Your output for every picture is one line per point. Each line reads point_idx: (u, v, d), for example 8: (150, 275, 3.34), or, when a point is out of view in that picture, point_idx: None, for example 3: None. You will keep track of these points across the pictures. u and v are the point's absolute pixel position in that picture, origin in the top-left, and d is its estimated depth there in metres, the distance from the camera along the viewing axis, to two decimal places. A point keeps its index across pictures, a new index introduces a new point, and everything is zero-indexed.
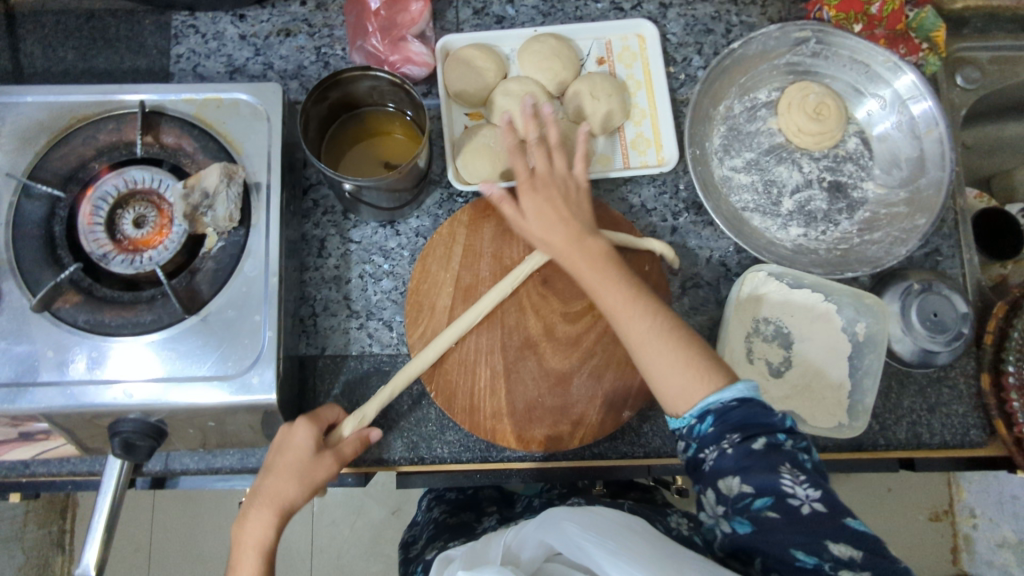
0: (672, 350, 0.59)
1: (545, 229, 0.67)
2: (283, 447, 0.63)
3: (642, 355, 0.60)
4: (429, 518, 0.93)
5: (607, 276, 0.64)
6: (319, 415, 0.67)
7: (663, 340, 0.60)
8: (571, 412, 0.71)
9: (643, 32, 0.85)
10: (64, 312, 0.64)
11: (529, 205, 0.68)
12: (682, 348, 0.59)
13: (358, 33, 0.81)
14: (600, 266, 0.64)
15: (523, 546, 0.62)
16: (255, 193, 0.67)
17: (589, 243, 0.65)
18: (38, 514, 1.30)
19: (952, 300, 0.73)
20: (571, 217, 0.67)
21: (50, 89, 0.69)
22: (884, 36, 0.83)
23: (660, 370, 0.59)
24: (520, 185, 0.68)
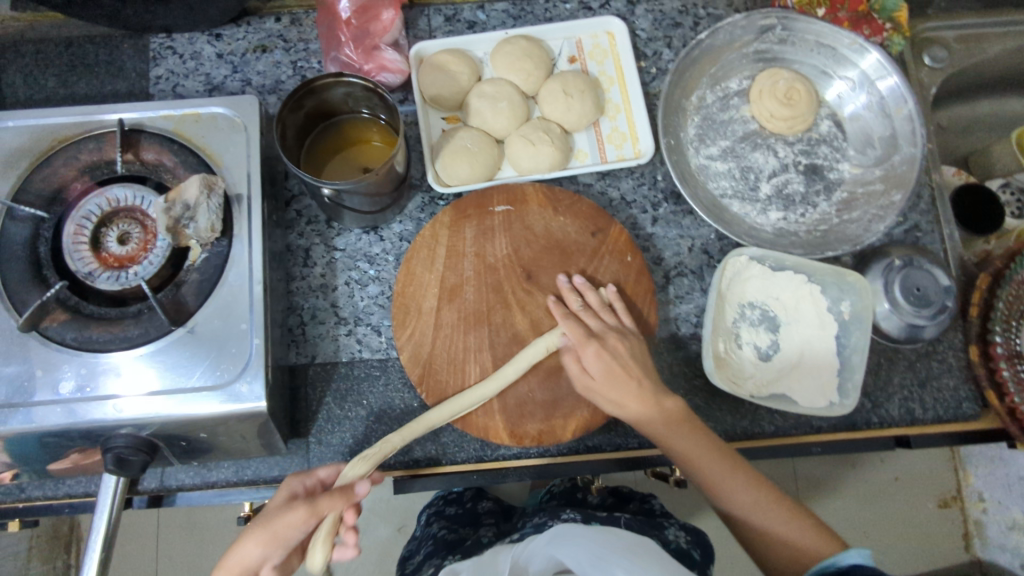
0: (784, 510, 0.68)
1: (613, 390, 0.68)
2: (270, 529, 0.59)
3: (743, 516, 0.69)
4: (428, 533, 0.96)
5: (719, 467, 0.68)
6: (318, 505, 0.60)
7: (786, 513, 0.68)
8: (603, 343, 0.70)
9: (613, 30, 0.87)
10: (52, 331, 0.65)
11: (593, 367, 0.69)
12: (772, 506, 0.68)
13: (331, 44, 0.82)
14: (716, 457, 0.69)
15: (533, 559, 0.67)
16: (237, 204, 0.68)
17: (660, 403, 0.69)
18: (41, 549, 1.29)
19: (934, 275, 0.74)
20: (639, 369, 0.69)
21: (31, 113, 0.70)
22: (847, 19, 0.85)
23: (758, 521, 0.68)
24: (579, 342, 0.69)
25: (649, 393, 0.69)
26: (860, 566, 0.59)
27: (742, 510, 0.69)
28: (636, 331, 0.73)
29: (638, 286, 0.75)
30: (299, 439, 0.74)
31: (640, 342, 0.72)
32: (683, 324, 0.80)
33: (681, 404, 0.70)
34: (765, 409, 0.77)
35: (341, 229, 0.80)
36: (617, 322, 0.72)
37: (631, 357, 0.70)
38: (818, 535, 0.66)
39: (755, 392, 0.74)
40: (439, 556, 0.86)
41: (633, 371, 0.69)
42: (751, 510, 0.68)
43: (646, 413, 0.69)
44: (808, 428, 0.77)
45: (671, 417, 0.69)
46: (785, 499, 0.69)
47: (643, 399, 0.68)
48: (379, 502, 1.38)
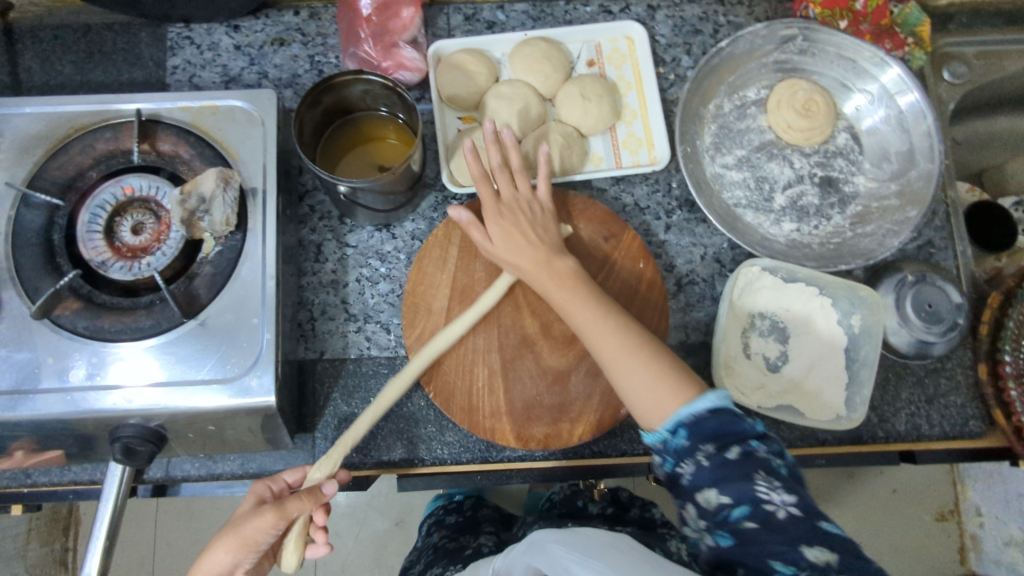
0: (644, 364, 0.61)
1: (516, 254, 0.69)
2: (241, 534, 0.57)
3: (610, 370, 0.63)
4: (428, 543, 0.97)
5: (579, 296, 0.66)
6: (286, 507, 0.59)
7: (656, 369, 0.61)
8: (504, 213, 0.71)
9: (632, 34, 0.86)
10: (63, 319, 0.65)
11: (493, 227, 0.70)
12: (634, 356, 0.62)
13: (350, 39, 0.82)
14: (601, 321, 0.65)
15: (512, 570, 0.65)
16: (252, 198, 0.68)
17: (551, 261, 0.69)
18: (40, 531, 1.29)
19: (946, 292, 0.74)
20: (534, 234, 0.70)
21: (48, 100, 0.70)
22: (869, 32, 0.84)
23: (627, 378, 0.61)
24: (486, 209, 0.71)
25: (583, 293, 0.66)
26: (716, 410, 0.55)
27: (623, 386, 0.61)
28: (545, 204, 0.73)
29: (649, 292, 0.75)
30: (306, 434, 0.74)
31: (551, 216, 0.73)
32: (692, 332, 0.80)
33: (575, 266, 0.69)
34: (772, 420, 0.77)
35: (354, 227, 0.80)
36: (529, 191, 0.73)
37: (532, 227, 0.70)
38: (673, 386, 0.59)
39: (762, 403, 0.74)
40: (439, 566, 0.86)
41: (531, 235, 0.70)
42: (634, 394, 0.61)
43: (534, 269, 0.69)
44: (814, 440, 0.77)
45: (560, 277, 0.68)
46: (663, 364, 0.61)
47: (537, 260, 0.69)
48: (378, 496, 1.38)
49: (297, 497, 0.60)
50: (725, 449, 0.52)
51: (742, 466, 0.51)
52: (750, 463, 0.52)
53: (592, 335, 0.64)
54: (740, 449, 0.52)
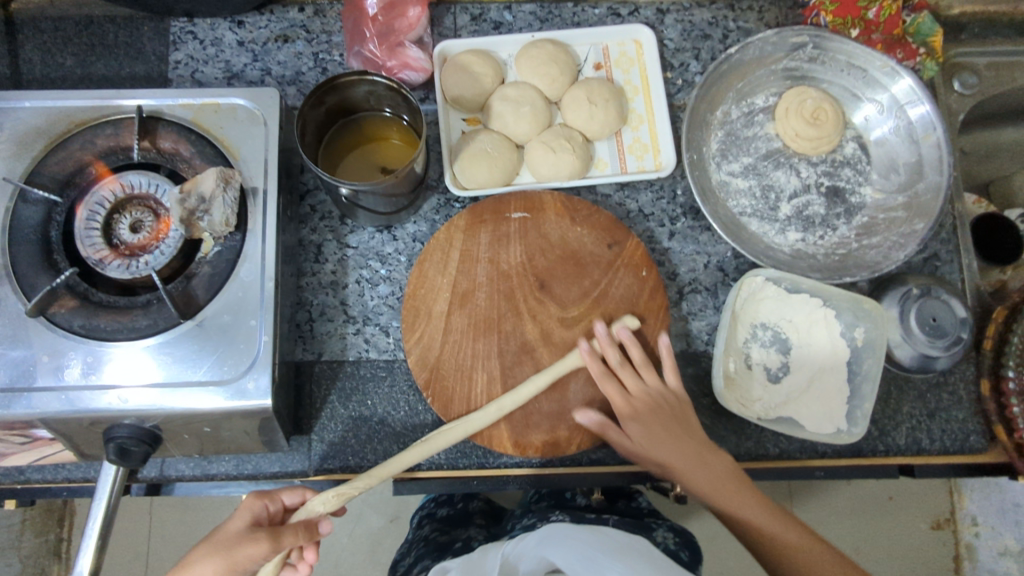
0: (778, 523, 0.67)
1: (655, 449, 0.69)
2: (230, 556, 0.57)
3: (777, 557, 0.66)
4: (420, 536, 0.98)
5: (742, 493, 0.68)
6: (280, 540, 0.59)
7: (806, 540, 0.67)
8: (641, 409, 0.70)
9: (641, 38, 0.85)
10: (59, 317, 0.64)
11: (637, 426, 0.69)
12: (779, 524, 0.67)
13: (355, 39, 0.81)
14: (731, 482, 0.68)
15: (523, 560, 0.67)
16: (251, 198, 0.67)
17: (705, 458, 0.69)
18: (35, 522, 1.28)
19: (951, 306, 0.73)
20: (682, 432, 0.70)
21: (48, 94, 0.69)
22: (881, 41, 0.83)
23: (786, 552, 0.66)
24: (621, 410, 0.69)
25: (700, 443, 0.70)
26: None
27: (763, 540, 0.67)
28: (679, 393, 0.72)
29: (651, 300, 0.74)
30: (302, 436, 0.74)
31: (686, 405, 0.72)
32: (694, 341, 0.79)
33: (729, 462, 0.69)
34: (772, 432, 0.76)
35: (354, 227, 0.80)
36: (660, 383, 0.71)
37: (674, 420, 0.70)
38: (844, 563, 0.65)
39: (762, 415, 0.73)
40: (428, 560, 0.87)
41: (676, 430, 0.70)
42: (764, 545, 0.67)
43: (693, 471, 0.68)
44: (813, 452, 0.77)
45: (717, 478, 0.68)
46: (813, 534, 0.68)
47: (690, 457, 0.69)
48: (373, 493, 1.37)
49: (293, 529, 0.60)
50: None
51: None
52: None
53: (695, 472, 0.68)
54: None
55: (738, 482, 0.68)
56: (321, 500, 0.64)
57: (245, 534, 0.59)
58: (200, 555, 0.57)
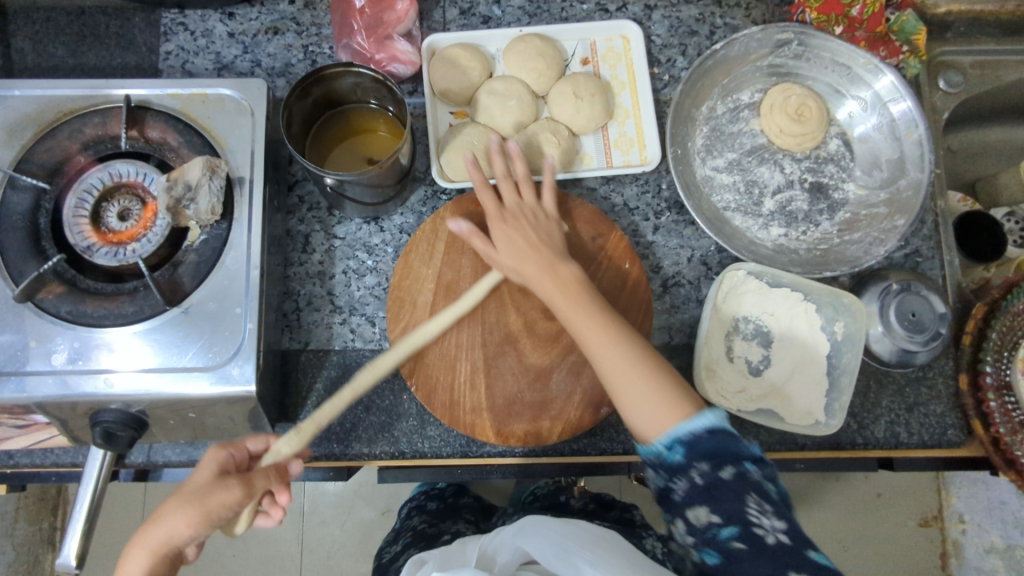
0: (654, 381, 0.61)
1: (518, 261, 0.68)
2: (204, 506, 0.55)
3: (613, 383, 0.62)
4: (408, 525, 0.99)
5: (585, 307, 0.65)
6: (254, 483, 0.58)
7: (655, 391, 0.60)
8: (508, 221, 0.70)
9: (628, 34, 0.86)
10: (47, 303, 0.65)
11: (500, 235, 0.70)
12: (646, 378, 0.61)
13: (343, 31, 0.82)
14: (574, 288, 0.66)
15: (500, 550, 0.63)
16: (238, 187, 0.68)
17: (555, 267, 0.67)
18: (29, 510, 1.29)
19: (930, 301, 0.74)
20: (544, 242, 0.69)
21: (38, 83, 0.70)
22: (864, 39, 0.83)
23: (620, 373, 0.61)
24: (489, 220, 0.71)
25: (569, 279, 0.67)
26: (714, 430, 0.56)
27: (618, 378, 0.62)
28: (550, 212, 0.72)
29: (634, 293, 0.75)
30: (287, 424, 0.75)
31: (558, 224, 0.72)
32: (676, 333, 0.80)
33: (580, 273, 0.67)
34: (753, 424, 0.77)
35: (342, 218, 0.80)
36: (535, 201, 0.73)
37: (536, 232, 0.70)
38: (680, 404, 0.59)
39: (742, 406, 0.74)
40: (414, 549, 0.88)
41: (532, 238, 0.69)
42: (635, 409, 0.60)
43: (540, 275, 0.67)
44: (793, 445, 0.77)
45: (566, 285, 0.66)
46: (673, 375, 0.62)
47: (540, 264, 0.67)
48: (364, 485, 1.38)
49: (264, 474, 0.59)
50: (719, 464, 0.54)
51: (730, 481, 0.53)
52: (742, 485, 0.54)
53: (577, 320, 0.64)
54: (734, 470, 0.54)
55: (585, 291, 0.66)
56: (286, 441, 0.65)
57: (216, 481, 0.56)
58: (174, 506, 0.55)
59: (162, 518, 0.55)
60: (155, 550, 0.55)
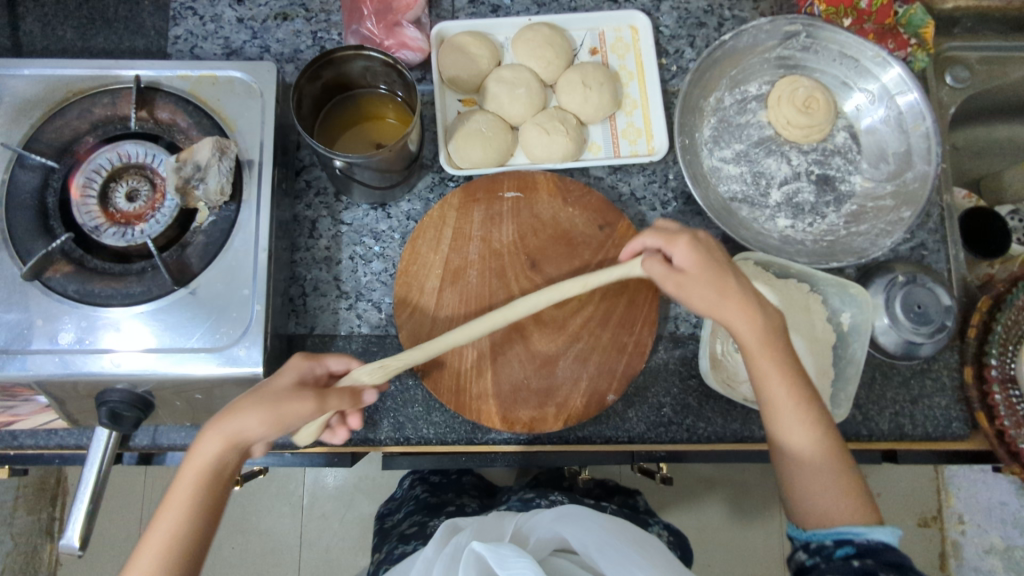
0: (833, 468, 0.63)
1: (720, 293, 0.64)
2: (277, 411, 0.57)
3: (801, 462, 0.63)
4: (411, 495, 1.00)
5: (781, 368, 0.63)
6: (328, 400, 0.60)
7: (838, 486, 0.62)
8: (703, 244, 0.66)
9: (637, 24, 0.86)
10: (54, 282, 0.65)
11: (682, 262, 0.65)
12: (834, 472, 0.63)
13: (354, 16, 0.82)
14: (773, 348, 0.64)
15: (535, 531, 0.70)
16: (247, 169, 0.68)
17: (763, 307, 0.64)
18: (28, 500, 1.28)
19: (936, 293, 0.74)
20: (735, 278, 0.65)
21: (48, 63, 0.70)
22: (872, 31, 0.84)
23: (814, 464, 0.63)
24: (670, 241, 0.66)
25: (750, 297, 0.64)
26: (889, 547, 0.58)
27: (798, 457, 0.64)
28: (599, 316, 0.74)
29: (641, 283, 0.75)
30: None
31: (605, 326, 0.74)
32: (682, 323, 0.80)
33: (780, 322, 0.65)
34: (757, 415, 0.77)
35: (350, 204, 0.80)
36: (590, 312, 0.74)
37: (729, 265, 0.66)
38: (859, 508, 0.62)
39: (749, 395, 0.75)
40: (419, 515, 0.91)
41: (733, 278, 0.65)
42: (808, 492, 0.63)
43: (746, 324, 0.63)
44: None
45: (766, 333, 0.63)
46: (844, 458, 0.63)
47: (744, 300, 0.63)
48: (364, 479, 1.38)
49: (339, 394, 0.61)
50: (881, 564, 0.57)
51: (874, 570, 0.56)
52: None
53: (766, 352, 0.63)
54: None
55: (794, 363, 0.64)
56: (367, 372, 0.67)
57: (292, 391, 0.58)
58: (248, 403, 0.57)
59: (232, 411, 0.57)
60: (227, 440, 0.57)
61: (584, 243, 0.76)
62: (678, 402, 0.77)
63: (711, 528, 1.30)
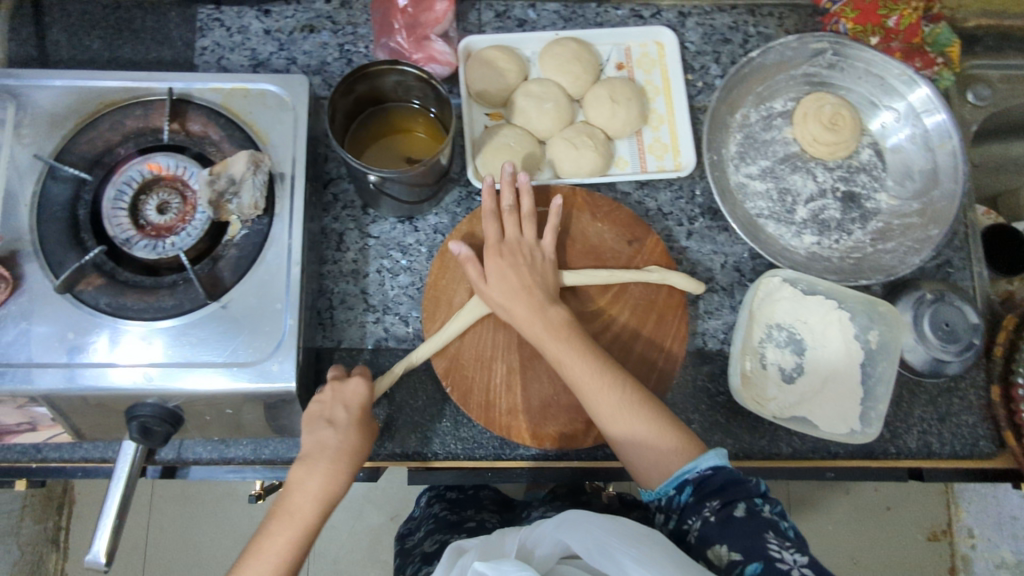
0: (651, 419, 0.64)
1: (507, 299, 0.68)
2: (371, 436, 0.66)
3: (610, 420, 0.64)
4: (429, 513, 0.99)
5: (577, 348, 0.66)
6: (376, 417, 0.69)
7: (659, 433, 0.63)
8: (504, 253, 0.70)
9: (662, 40, 0.87)
10: (86, 295, 0.64)
11: (492, 268, 0.69)
12: (645, 419, 0.64)
13: (383, 30, 0.82)
14: (560, 333, 0.66)
15: (538, 543, 0.62)
16: (280, 183, 0.68)
17: (545, 309, 0.68)
18: (35, 508, 1.27)
19: (963, 311, 0.75)
20: (534, 284, 0.69)
21: (79, 74, 0.70)
22: (899, 49, 0.84)
23: (614, 423, 0.64)
24: (488, 248, 0.71)
25: (545, 303, 0.68)
26: (717, 470, 0.61)
27: (602, 416, 0.64)
28: (547, 255, 0.71)
29: (670, 298, 0.75)
30: None
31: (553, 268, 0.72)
32: (710, 340, 0.80)
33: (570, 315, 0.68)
34: (785, 432, 0.77)
35: (377, 218, 0.80)
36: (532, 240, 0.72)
37: (529, 272, 0.70)
38: (682, 445, 0.63)
39: (777, 414, 0.74)
40: (441, 533, 0.90)
41: (525, 277, 0.69)
42: (633, 450, 0.64)
43: (530, 318, 0.67)
44: (825, 453, 0.77)
45: (554, 329, 0.67)
46: (648, 402, 0.65)
47: (529, 305, 0.68)
48: (375, 489, 1.37)
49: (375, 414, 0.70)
50: (723, 501, 0.59)
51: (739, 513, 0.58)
52: (757, 523, 0.58)
53: (556, 344, 0.66)
54: (746, 506, 0.59)
55: (581, 338, 0.67)
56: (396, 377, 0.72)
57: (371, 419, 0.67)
58: (350, 436, 0.64)
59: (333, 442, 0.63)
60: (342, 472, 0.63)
61: (609, 255, 0.76)
62: (707, 419, 0.77)
63: None
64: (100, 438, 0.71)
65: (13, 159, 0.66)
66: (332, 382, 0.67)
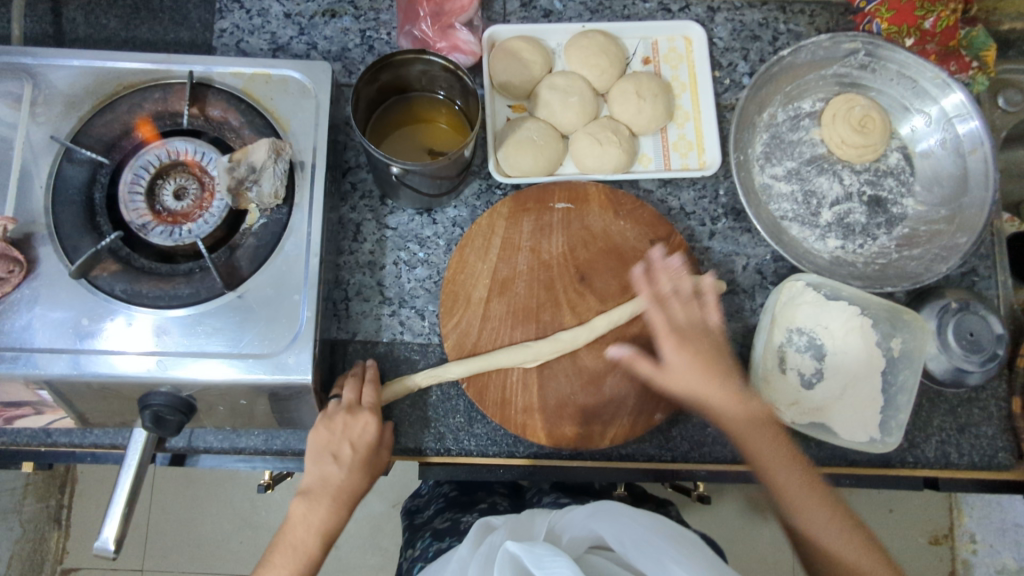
0: (851, 533, 0.62)
1: (696, 385, 0.66)
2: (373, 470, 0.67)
3: (808, 533, 0.63)
4: (439, 492, 0.99)
5: (790, 469, 0.64)
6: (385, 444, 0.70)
7: (857, 542, 0.62)
8: (684, 336, 0.68)
9: (690, 35, 0.85)
10: (101, 281, 0.63)
11: (673, 354, 0.67)
12: (844, 533, 0.62)
13: (408, 16, 0.80)
14: (766, 444, 0.65)
15: (569, 530, 0.62)
16: (300, 171, 0.67)
17: (743, 396, 0.66)
18: (37, 487, 1.26)
19: (989, 322, 0.73)
20: (719, 363, 0.67)
21: (97, 54, 0.68)
22: (935, 52, 0.82)
23: (816, 535, 0.62)
24: (661, 337, 0.68)
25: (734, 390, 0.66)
26: None
27: (804, 526, 0.63)
28: (721, 329, 0.70)
29: None
30: None
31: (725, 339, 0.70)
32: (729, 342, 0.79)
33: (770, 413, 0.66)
34: (803, 437, 0.76)
35: (395, 209, 0.79)
36: (705, 316, 0.70)
37: (711, 348, 0.68)
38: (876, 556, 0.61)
39: (796, 419, 0.73)
40: (450, 513, 0.90)
41: (707, 358, 0.67)
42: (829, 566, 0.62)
43: (738, 413, 0.65)
44: (842, 460, 0.77)
45: (759, 426, 0.65)
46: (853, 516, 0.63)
47: (728, 391, 0.66)
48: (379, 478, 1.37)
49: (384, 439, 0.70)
50: None
51: None
52: None
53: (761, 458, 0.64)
54: None
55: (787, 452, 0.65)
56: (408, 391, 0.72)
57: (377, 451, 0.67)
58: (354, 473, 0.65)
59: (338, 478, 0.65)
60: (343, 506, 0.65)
61: (631, 255, 0.75)
62: None
63: (727, 532, 1.27)
64: (105, 425, 0.70)
65: (28, 140, 0.65)
66: (344, 413, 0.66)
